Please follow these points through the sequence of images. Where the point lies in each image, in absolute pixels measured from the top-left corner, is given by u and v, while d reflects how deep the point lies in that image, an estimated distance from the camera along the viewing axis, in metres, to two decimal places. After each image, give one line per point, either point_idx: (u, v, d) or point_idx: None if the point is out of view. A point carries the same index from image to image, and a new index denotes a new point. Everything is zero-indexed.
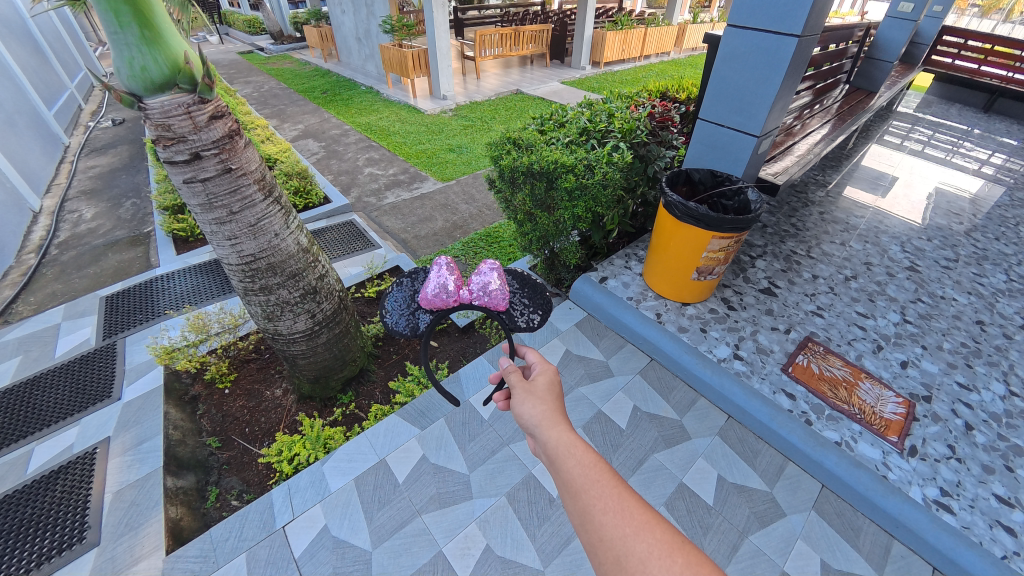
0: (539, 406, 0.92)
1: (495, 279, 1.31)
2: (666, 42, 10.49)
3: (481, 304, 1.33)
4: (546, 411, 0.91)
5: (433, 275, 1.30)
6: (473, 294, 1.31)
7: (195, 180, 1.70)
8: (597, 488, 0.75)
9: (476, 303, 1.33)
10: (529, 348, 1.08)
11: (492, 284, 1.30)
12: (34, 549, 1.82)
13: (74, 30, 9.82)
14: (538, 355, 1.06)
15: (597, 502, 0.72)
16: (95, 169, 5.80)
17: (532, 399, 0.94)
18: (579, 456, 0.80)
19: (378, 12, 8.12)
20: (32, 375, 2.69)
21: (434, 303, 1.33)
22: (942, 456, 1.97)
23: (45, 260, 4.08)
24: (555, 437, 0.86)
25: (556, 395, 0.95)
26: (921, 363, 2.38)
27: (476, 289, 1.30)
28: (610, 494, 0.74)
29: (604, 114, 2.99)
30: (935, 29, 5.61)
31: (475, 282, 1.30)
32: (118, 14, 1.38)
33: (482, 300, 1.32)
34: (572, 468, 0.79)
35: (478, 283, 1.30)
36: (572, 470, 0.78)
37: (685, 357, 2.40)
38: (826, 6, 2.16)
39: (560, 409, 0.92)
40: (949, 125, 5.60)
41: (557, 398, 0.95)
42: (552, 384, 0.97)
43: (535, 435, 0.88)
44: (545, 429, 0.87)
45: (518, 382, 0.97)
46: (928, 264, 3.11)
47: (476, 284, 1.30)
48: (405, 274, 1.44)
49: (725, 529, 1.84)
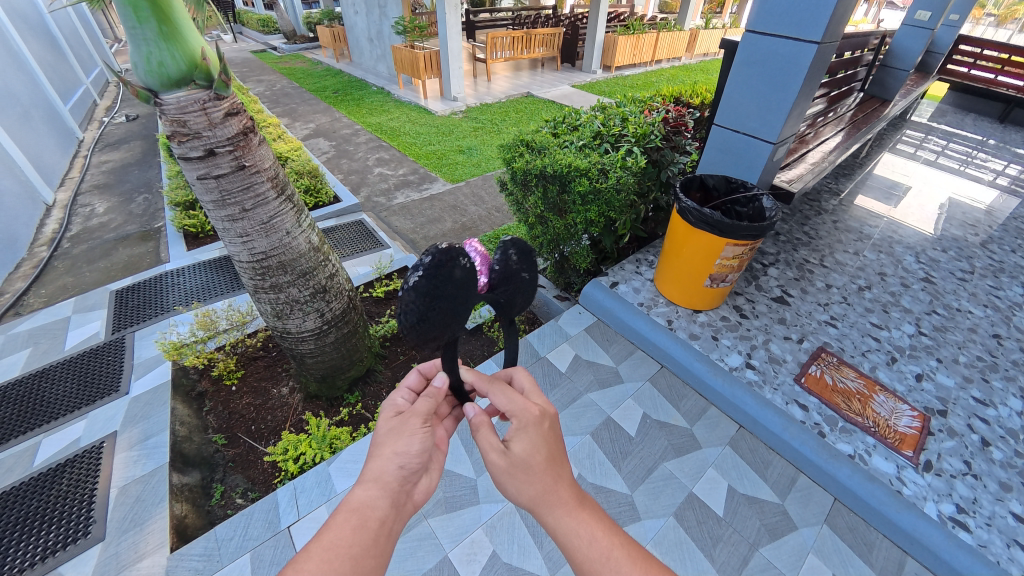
0: (529, 486, 0.92)
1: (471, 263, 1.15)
2: (677, 48, 10.47)
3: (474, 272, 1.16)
4: (546, 490, 0.91)
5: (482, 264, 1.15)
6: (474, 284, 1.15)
7: (209, 177, 1.69)
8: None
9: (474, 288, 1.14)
10: (500, 392, 1.00)
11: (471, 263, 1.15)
12: (39, 543, 1.82)
13: (91, 28, 9.96)
14: (516, 399, 1.00)
15: None
16: (107, 165, 5.86)
17: (524, 477, 0.92)
18: (591, 547, 0.85)
19: (391, 14, 8.16)
20: (41, 368, 2.70)
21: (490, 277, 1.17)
22: (958, 472, 1.92)
23: (56, 254, 4.11)
24: (553, 523, 0.89)
25: (552, 464, 0.94)
26: (937, 376, 2.34)
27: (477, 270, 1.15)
28: None
29: (618, 119, 2.98)
30: (951, 38, 5.55)
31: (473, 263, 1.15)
32: (137, 9, 1.39)
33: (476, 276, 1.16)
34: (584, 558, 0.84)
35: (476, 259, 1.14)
36: (586, 563, 0.83)
37: (696, 365, 2.38)
38: (847, 13, 2.13)
39: (555, 485, 0.92)
40: (964, 135, 5.54)
41: (551, 470, 0.93)
42: (544, 453, 0.95)
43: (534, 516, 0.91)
44: (542, 514, 0.89)
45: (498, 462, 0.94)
46: (944, 276, 3.06)
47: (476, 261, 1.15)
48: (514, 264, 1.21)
49: (735, 541, 1.81)
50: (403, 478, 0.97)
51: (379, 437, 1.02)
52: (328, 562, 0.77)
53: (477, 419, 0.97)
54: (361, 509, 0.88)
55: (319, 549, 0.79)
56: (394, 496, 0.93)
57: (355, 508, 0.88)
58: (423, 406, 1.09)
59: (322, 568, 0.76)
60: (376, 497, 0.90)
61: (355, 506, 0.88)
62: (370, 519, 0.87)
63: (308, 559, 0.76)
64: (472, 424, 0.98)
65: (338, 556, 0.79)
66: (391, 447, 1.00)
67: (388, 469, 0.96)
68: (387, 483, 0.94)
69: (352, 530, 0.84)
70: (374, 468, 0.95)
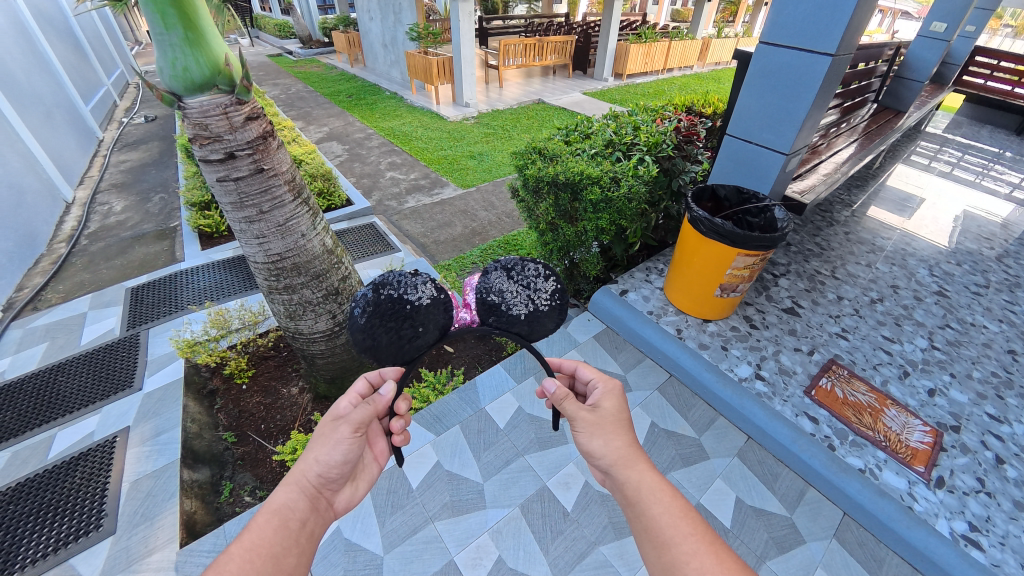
0: (613, 442, 1.03)
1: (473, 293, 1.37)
2: (689, 56, 10.49)
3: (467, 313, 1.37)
4: (627, 448, 1.01)
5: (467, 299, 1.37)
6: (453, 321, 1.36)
7: (228, 179, 1.73)
8: (689, 541, 0.86)
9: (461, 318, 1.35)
10: (586, 364, 1.22)
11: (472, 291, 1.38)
12: (52, 535, 1.85)
13: (114, 31, 10.21)
14: (599, 371, 1.20)
15: (690, 559, 0.83)
16: (126, 164, 5.98)
17: (603, 436, 1.04)
18: (667, 503, 0.92)
19: (406, 20, 8.27)
20: (58, 362, 2.76)
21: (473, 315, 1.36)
22: (971, 490, 1.89)
23: (74, 250, 4.20)
24: (635, 477, 0.97)
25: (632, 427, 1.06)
26: (949, 392, 2.31)
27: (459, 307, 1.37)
28: (705, 551, 0.84)
29: (630, 127, 3.00)
30: (967, 49, 5.50)
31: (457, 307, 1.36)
32: (164, 16, 1.43)
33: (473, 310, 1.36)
34: (657, 513, 0.91)
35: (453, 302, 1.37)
36: (659, 517, 0.90)
37: (705, 375, 2.37)
38: (862, 25, 2.13)
39: (633, 446, 1.02)
40: (980, 147, 5.48)
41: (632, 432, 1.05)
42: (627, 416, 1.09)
43: (613, 472, 1.00)
44: (622, 469, 0.99)
45: (585, 417, 1.08)
46: (958, 290, 3.02)
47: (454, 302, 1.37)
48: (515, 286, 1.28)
49: (743, 553, 1.80)
50: (322, 483, 1.03)
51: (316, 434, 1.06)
52: (249, 563, 0.82)
53: (560, 392, 1.11)
54: (281, 511, 0.93)
55: (241, 551, 0.84)
56: (311, 499, 0.99)
57: (276, 510, 0.93)
58: (360, 415, 1.09)
59: (243, 568, 0.81)
60: (296, 500, 0.97)
61: (276, 508, 0.93)
62: (290, 520, 0.93)
63: (231, 561, 0.81)
64: (555, 398, 1.11)
65: (260, 556, 0.85)
66: (316, 453, 1.03)
67: (311, 473, 1.01)
68: (307, 487, 1.00)
69: (274, 530, 0.89)
70: (297, 469, 1.00)
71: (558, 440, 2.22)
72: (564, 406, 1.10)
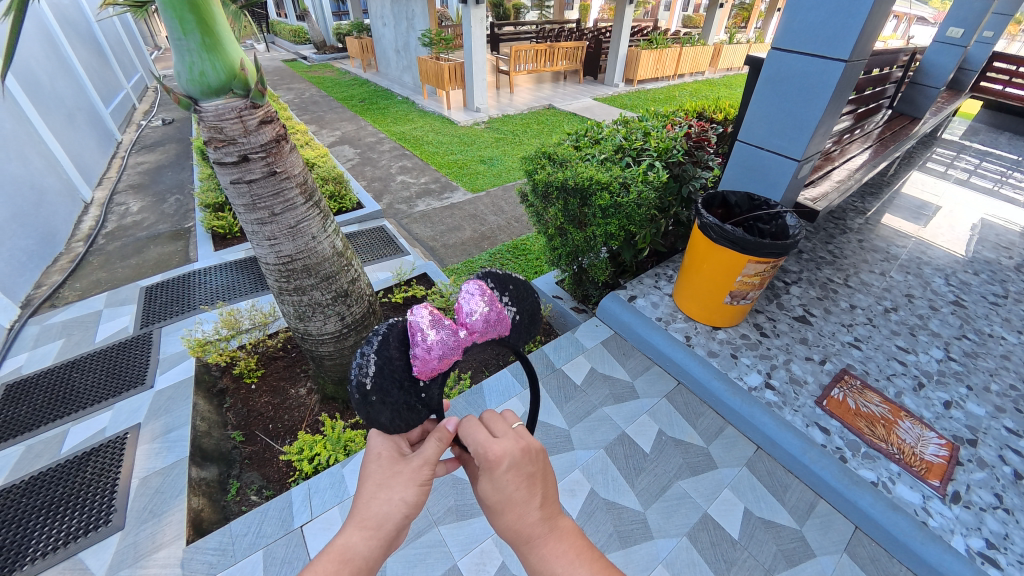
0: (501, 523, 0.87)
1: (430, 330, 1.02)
2: (700, 62, 10.47)
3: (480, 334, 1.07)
4: (515, 526, 0.86)
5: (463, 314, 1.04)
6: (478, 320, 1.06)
7: (241, 181, 1.76)
8: None
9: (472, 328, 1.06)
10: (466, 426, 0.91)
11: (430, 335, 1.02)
12: (62, 529, 1.88)
13: (134, 36, 10.47)
14: (479, 437, 0.89)
15: None
16: (144, 166, 6.12)
17: (497, 515, 0.87)
18: None
19: (418, 26, 8.35)
20: (73, 358, 2.81)
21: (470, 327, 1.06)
22: (988, 506, 1.84)
23: (91, 249, 4.29)
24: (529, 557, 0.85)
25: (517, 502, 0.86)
26: (966, 405, 2.25)
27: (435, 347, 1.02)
28: None
29: (640, 133, 3.00)
30: (985, 55, 5.42)
31: (460, 305, 1.05)
32: (183, 21, 1.46)
33: (426, 367, 1.05)
34: None
35: (425, 322, 1.01)
36: None
37: (714, 383, 2.34)
38: (877, 30, 2.11)
39: (521, 521, 0.86)
40: (998, 154, 5.38)
41: (515, 506, 0.86)
42: (506, 493, 0.86)
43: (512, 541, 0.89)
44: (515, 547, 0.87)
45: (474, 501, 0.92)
46: (975, 299, 2.96)
47: (428, 336, 1.01)
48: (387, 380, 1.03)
49: (750, 566, 1.76)
50: (404, 525, 0.91)
51: (381, 473, 0.95)
52: None
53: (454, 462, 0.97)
54: (351, 558, 0.84)
55: None
56: (388, 544, 0.89)
57: (346, 558, 0.83)
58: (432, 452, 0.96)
59: None
60: (372, 548, 0.86)
61: (345, 557, 0.83)
62: (359, 569, 0.84)
63: None
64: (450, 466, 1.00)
65: None
66: (397, 493, 0.92)
67: (392, 517, 0.90)
68: (387, 533, 0.88)
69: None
70: (377, 513, 0.89)
71: (565, 445, 2.20)
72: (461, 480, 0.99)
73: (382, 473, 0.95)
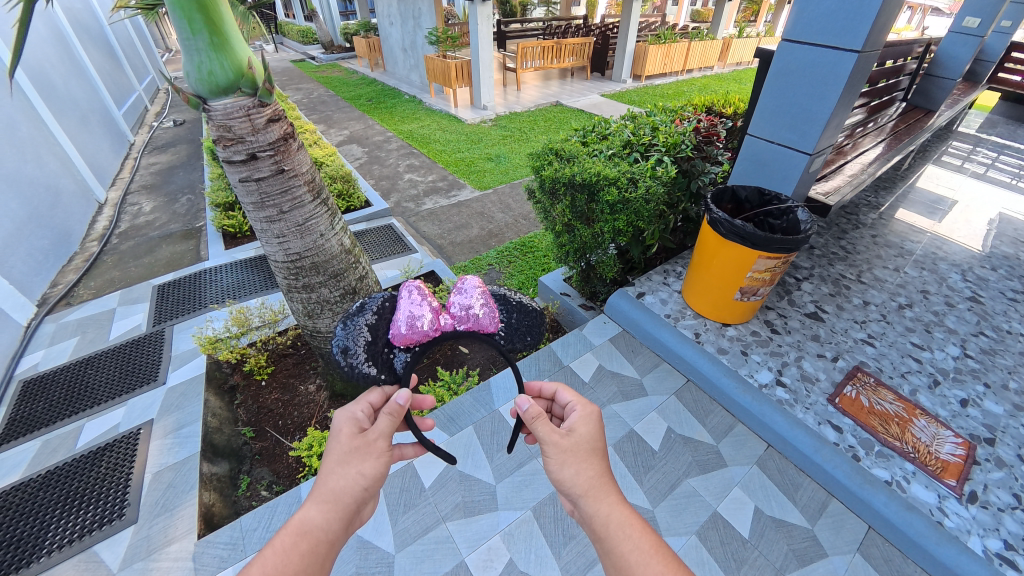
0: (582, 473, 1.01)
1: (422, 312, 1.14)
2: (709, 57, 10.36)
3: (465, 329, 1.18)
4: (595, 478, 1.00)
5: (455, 307, 1.16)
6: (467, 318, 1.16)
7: (250, 180, 1.77)
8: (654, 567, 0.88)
9: (462, 323, 1.17)
10: (565, 388, 1.19)
11: (419, 315, 1.13)
12: (76, 523, 1.91)
13: (146, 40, 10.65)
14: (578, 395, 1.18)
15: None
16: (155, 167, 6.20)
17: (581, 464, 1.01)
18: (636, 539, 0.91)
19: (425, 24, 8.37)
20: (88, 355, 2.85)
21: (463, 323, 1.17)
22: (1007, 506, 1.80)
23: (105, 249, 4.35)
24: (604, 511, 0.96)
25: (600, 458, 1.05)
26: (984, 403, 2.20)
27: (419, 323, 1.14)
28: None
29: (648, 128, 2.96)
30: (1003, 45, 5.29)
31: (457, 301, 1.17)
32: (191, 22, 1.48)
33: (405, 336, 1.15)
34: (627, 550, 0.90)
35: (416, 300, 1.14)
36: (628, 553, 0.89)
37: (724, 381, 2.32)
38: (891, 21, 2.06)
39: (604, 476, 1.02)
40: (1017, 147, 5.25)
41: (599, 461, 1.04)
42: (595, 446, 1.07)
43: (583, 501, 0.98)
44: (591, 500, 0.98)
45: (559, 445, 1.04)
46: (992, 296, 2.89)
47: (416, 306, 1.13)
48: (368, 339, 1.14)
49: (761, 565, 1.75)
50: (362, 498, 0.96)
51: (341, 450, 0.98)
52: None
53: (533, 411, 1.05)
54: (310, 532, 0.88)
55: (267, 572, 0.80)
56: (346, 517, 0.94)
57: (304, 532, 0.88)
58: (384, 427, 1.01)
59: None
60: (330, 522, 0.90)
61: (303, 531, 0.88)
62: (317, 542, 0.88)
63: None
64: (527, 416, 1.05)
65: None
66: (355, 467, 0.96)
67: (349, 491, 0.95)
68: (345, 506, 0.93)
69: (300, 556, 0.85)
70: (334, 488, 0.93)
71: None
72: (536, 426, 1.04)
73: (341, 449, 0.98)
